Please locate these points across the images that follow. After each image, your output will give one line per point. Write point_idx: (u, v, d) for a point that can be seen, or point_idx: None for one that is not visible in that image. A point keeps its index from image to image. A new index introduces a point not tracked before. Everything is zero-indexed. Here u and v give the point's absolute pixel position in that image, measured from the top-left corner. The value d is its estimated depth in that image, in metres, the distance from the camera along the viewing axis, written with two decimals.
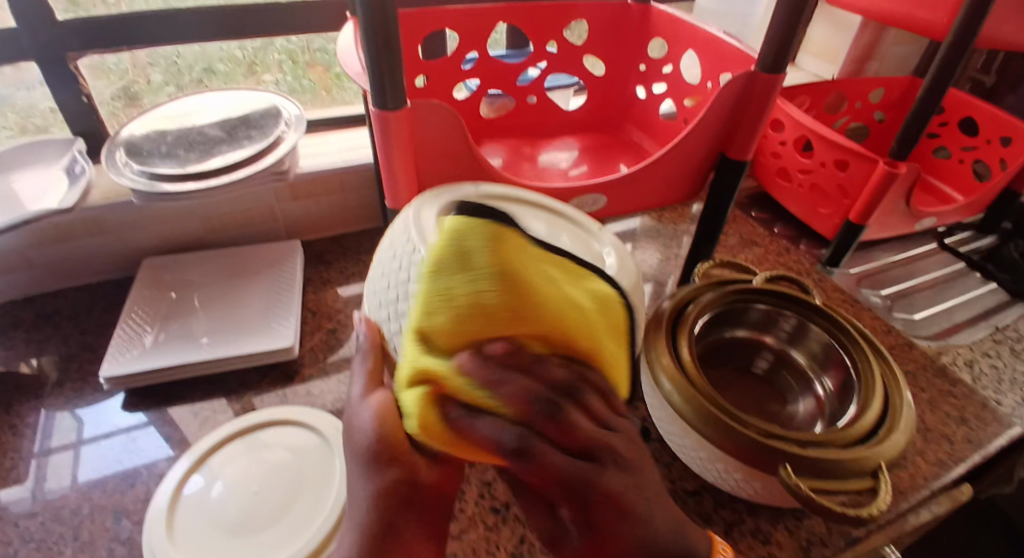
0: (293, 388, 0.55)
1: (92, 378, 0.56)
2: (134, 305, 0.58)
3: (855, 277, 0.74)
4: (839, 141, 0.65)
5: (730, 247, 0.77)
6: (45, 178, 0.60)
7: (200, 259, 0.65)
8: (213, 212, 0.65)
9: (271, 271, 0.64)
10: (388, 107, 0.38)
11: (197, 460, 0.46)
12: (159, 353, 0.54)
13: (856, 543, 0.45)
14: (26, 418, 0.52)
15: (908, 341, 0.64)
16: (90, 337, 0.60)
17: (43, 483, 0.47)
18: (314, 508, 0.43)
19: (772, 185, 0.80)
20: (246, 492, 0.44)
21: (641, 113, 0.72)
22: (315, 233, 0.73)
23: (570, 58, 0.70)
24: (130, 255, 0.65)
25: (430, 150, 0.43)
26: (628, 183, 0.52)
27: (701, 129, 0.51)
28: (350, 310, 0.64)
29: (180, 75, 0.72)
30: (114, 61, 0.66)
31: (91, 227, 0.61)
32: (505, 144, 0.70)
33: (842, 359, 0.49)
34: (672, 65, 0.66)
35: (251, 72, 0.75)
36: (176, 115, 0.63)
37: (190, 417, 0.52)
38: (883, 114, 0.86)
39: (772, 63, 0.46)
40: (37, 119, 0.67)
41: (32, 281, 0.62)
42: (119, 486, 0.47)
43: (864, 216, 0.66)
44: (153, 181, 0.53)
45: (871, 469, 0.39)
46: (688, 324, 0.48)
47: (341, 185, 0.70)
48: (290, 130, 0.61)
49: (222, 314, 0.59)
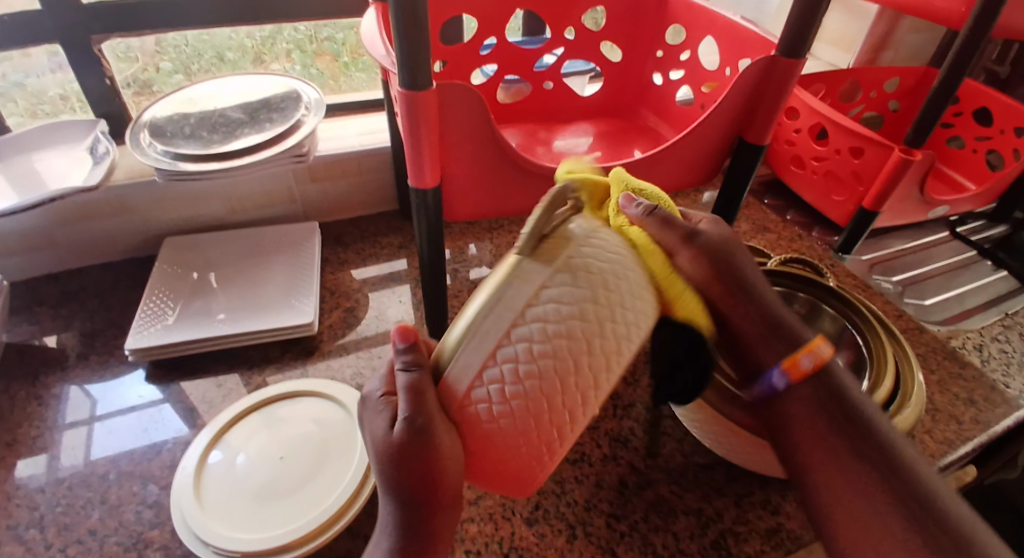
0: (313, 363, 0.56)
1: (116, 351, 0.57)
2: (155, 282, 0.60)
3: (866, 263, 0.75)
4: (854, 127, 0.65)
5: (742, 233, 0.77)
6: (70, 157, 0.61)
7: (218, 239, 0.66)
8: (231, 194, 0.66)
9: (287, 252, 0.65)
10: (415, 87, 0.39)
11: (219, 432, 0.47)
12: (182, 328, 0.55)
13: None
14: (53, 389, 0.54)
15: (918, 325, 0.65)
16: (112, 314, 0.61)
17: (56, 464, 0.48)
18: (337, 473, 0.44)
19: (784, 173, 0.81)
20: (270, 459, 0.46)
21: (656, 99, 0.72)
22: (331, 216, 0.74)
23: (586, 44, 0.70)
24: (152, 234, 0.66)
25: (454, 131, 0.44)
26: (645, 166, 0.52)
27: (720, 113, 0.51)
28: (366, 291, 0.65)
29: (189, 63, 0.72)
30: (124, 48, 0.67)
31: (114, 205, 0.62)
32: (520, 129, 0.70)
33: (854, 340, 0.49)
34: (688, 51, 0.66)
35: (261, 60, 0.76)
36: (198, 98, 0.64)
37: (214, 389, 0.53)
38: (897, 103, 0.86)
39: (791, 47, 0.47)
40: (48, 105, 0.68)
41: (56, 259, 0.64)
42: (145, 454, 0.48)
43: (878, 202, 0.66)
44: (175, 161, 0.55)
45: None
46: None
47: (357, 168, 0.70)
48: (310, 113, 0.61)
49: (241, 292, 0.60)
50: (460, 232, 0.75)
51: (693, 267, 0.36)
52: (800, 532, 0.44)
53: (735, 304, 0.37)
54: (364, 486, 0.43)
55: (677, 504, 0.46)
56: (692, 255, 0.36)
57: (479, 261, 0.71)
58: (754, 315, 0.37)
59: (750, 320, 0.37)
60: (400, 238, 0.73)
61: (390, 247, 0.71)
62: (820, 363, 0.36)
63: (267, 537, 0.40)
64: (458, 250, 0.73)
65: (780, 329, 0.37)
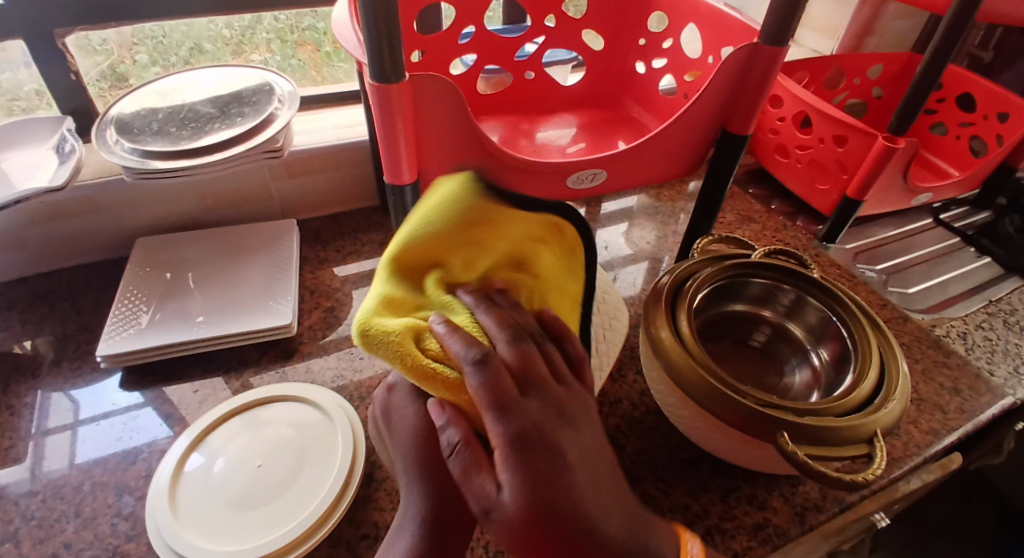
0: (292, 365, 0.55)
1: (90, 357, 0.56)
2: (128, 284, 0.58)
3: (852, 252, 0.74)
4: (838, 116, 0.65)
5: (727, 224, 0.77)
6: (35, 156, 0.59)
7: (193, 238, 0.64)
8: (206, 192, 0.64)
9: (265, 250, 0.64)
10: (386, 79, 0.37)
11: (197, 438, 0.46)
12: (157, 332, 0.53)
13: (848, 509, 0.47)
14: (24, 397, 0.52)
15: (902, 314, 0.65)
16: (85, 318, 0.59)
17: (41, 465, 0.47)
18: (317, 480, 0.43)
19: (769, 161, 0.80)
20: (248, 467, 0.44)
21: (640, 88, 0.71)
22: (311, 213, 0.72)
23: (568, 32, 0.68)
24: (124, 235, 0.64)
25: (430, 125, 0.43)
26: (629, 157, 0.51)
27: (703, 102, 0.50)
28: (347, 289, 0.63)
29: (166, 54, 0.70)
30: (99, 41, 0.65)
31: (84, 206, 0.60)
32: (502, 121, 0.69)
33: (839, 331, 0.49)
34: (672, 39, 0.65)
35: (240, 51, 0.74)
36: (168, 93, 0.62)
37: (190, 394, 0.52)
38: (881, 90, 0.86)
39: (774, 34, 0.46)
40: (25, 100, 0.66)
41: (25, 262, 0.62)
42: (120, 464, 0.47)
43: (862, 191, 0.66)
44: (144, 159, 0.53)
45: (866, 437, 0.40)
46: (687, 298, 0.49)
47: (336, 163, 0.69)
48: (284, 107, 0.59)
49: (219, 293, 0.58)
50: None
51: (509, 519, 0.27)
52: (786, 526, 0.44)
53: (528, 527, 0.27)
54: (346, 492, 0.42)
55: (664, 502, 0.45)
56: (508, 379, 0.29)
57: None
58: (550, 544, 0.27)
59: (524, 548, 0.28)
60: (382, 234, 0.71)
61: (372, 244, 0.70)
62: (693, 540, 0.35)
63: (246, 549, 0.39)
64: None
65: (589, 538, 0.28)
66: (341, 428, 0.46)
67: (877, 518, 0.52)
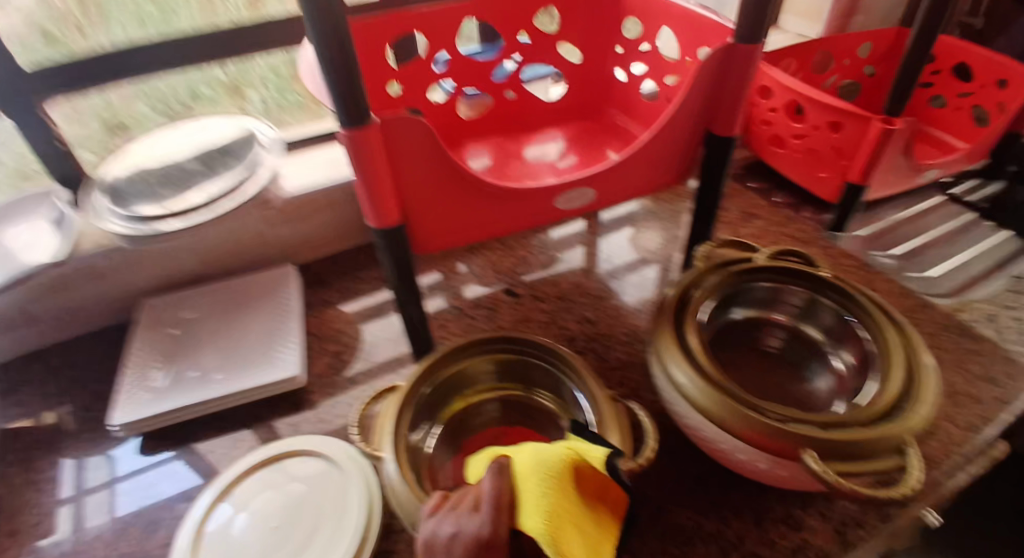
0: (303, 415, 0.54)
1: (105, 425, 0.56)
2: (138, 347, 0.58)
3: (865, 239, 0.72)
4: (831, 102, 0.63)
5: (732, 222, 0.75)
6: (31, 230, 0.59)
7: (197, 295, 0.64)
8: (203, 248, 0.64)
9: (269, 299, 0.64)
10: (354, 126, 0.36)
11: (218, 494, 0.46)
12: (168, 393, 0.53)
13: (893, 518, 0.45)
14: (42, 472, 0.52)
15: (924, 302, 0.62)
16: (98, 386, 0.59)
17: (82, 525, 0.48)
18: (334, 537, 0.42)
19: (767, 155, 0.78)
20: (264, 529, 0.44)
21: (622, 95, 0.70)
22: (309, 256, 0.72)
23: (544, 47, 0.67)
24: (129, 298, 0.64)
25: (406, 166, 0.42)
26: (614, 172, 0.50)
27: (687, 106, 0.49)
28: (352, 328, 0.63)
29: (168, 104, 0.72)
30: (92, 100, 0.66)
31: (86, 275, 0.60)
32: (489, 144, 0.68)
33: (859, 333, 0.47)
34: (648, 43, 0.63)
35: (236, 91, 0.74)
36: (157, 153, 0.62)
37: (204, 454, 0.52)
38: (872, 68, 0.83)
39: (748, 33, 0.44)
40: (36, 163, 0.66)
41: (34, 334, 0.62)
42: (142, 533, 0.47)
43: (866, 176, 0.64)
44: (136, 223, 0.53)
45: (896, 445, 0.38)
46: (694, 311, 0.47)
47: (329, 204, 0.68)
48: (266, 156, 0.60)
49: (227, 346, 0.58)
50: (444, 256, 0.73)
51: None
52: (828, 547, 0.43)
53: None
54: (365, 547, 0.41)
55: (695, 528, 0.44)
56: None
57: (466, 282, 0.69)
58: None
59: None
60: (383, 269, 0.71)
61: (373, 280, 0.69)
62: None
63: None
64: (445, 273, 0.71)
65: None
66: (354, 480, 0.45)
67: (928, 519, 0.47)
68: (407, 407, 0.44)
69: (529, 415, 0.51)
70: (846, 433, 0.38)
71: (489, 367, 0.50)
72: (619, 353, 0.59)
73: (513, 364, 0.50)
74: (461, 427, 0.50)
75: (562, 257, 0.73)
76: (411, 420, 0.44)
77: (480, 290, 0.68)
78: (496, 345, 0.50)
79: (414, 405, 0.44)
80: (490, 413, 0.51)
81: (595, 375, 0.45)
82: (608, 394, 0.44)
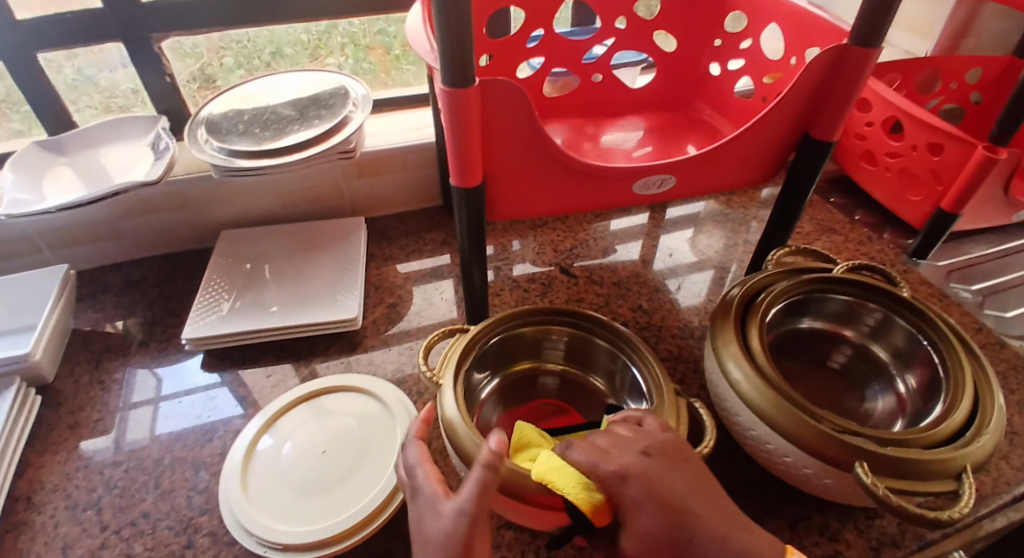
0: (356, 357, 0.56)
1: (174, 339, 0.60)
2: (211, 274, 0.62)
3: (944, 269, 0.68)
4: (935, 121, 0.60)
5: (804, 234, 0.73)
6: (133, 152, 0.64)
7: (271, 234, 0.68)
8: (282, 190, 0.68)
9: (336, 246, 0.66)
10: (457, 85, 0.38)
11: (269, 420, 0.48)
12: (235, 317, 0.57)
13: (928, 546, 0.43)
14: (114, 374, 0.56)
15: (999, 340, 0.60)
16: (171, 303, 0.63)
17: (128, 434, 0.51)
18: (375, 472, 0.45)
19: (854, 169, 0.75)
20: (313, 453, 0.46)
21: (713, 90, 0.69)
22: (376, 212, 0.74)
23: (638, 34, 0.67)
24: (208, 228, 0.69)
25: (498, 130, 0.43)
26: (700, 163, 0.50)
27: (786, 104, 0.48)
28: (409, 286, 0.65)
29: (251, 58, 0.75)
30: (190, 45, 0.70)
31: (175, 200, 0.65)
32: (567, 124, 0.69)
33: (930, 357, 0.45)
34: (749, 40, 0.62)
35: (316, 55, 0.77)
36: (252, 95, 0.65)
37: (262, 380, 0.55)
38: (980, 95, 0.79)
39: (865, 35, 0.42)
40: (121, 99, 0.72)
41: (121, 247, 0.67)
42: (198, 441, 0.50)
43: (959, 205, 0.61)
44: (230, 157, 0.56)
45: (955, 471, 0.36)
46: (759, 312, 0.46)
47: (403, 163, 0.70)
48: (357, 110, 0.62)
49: (292, 284, 0.61)
50: (504, 229, 0.75)
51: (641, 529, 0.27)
52: None
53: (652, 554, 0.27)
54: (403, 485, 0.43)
55: None
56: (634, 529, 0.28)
57: (521, 258, 0.70)
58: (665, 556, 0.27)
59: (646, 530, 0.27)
60: (444, 233, 0.72)
61: (433, 243, 0.71)
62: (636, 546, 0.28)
63: (306, 532, 0.40)
64: (501, 247, 0.72)
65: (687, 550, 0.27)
66: (400, 421, 0.47)
67: (957, 556, 0.47)
68: (469, 354, 0.44)
69: (581, 393, 0.51)
70: (900, 449, 0.37)
71: (560, 339, 0.50)
72: (669, 345, 0.59)
73: (579, 340, 0.50)
74: (520, 387, 0.52)
75: (621, 246, 0.72)
76: (472, 364, 0.45)
77: (533, 268, 0.68)
78: (564, 318, 0.50)
79: (478, 351, 0.45)
80: (548, 382, 0.52)
81: (656, 358, 0.45)
82: (671, 387, 0.42)
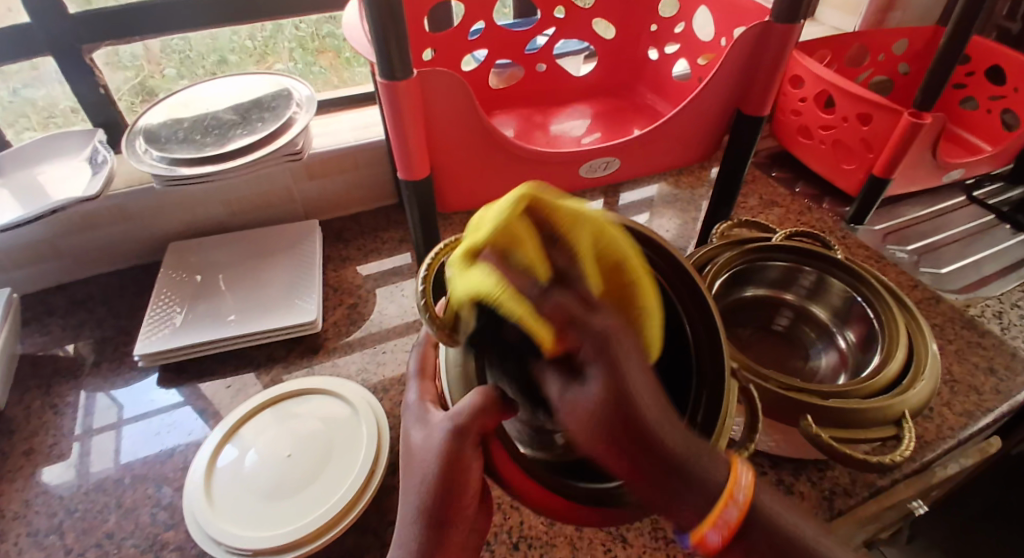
0: (318, 361, 0.56)
1: (128, 357, 0.58)
2: (161, 288, 0.60)
3: (881, 233, 0.72)
4: (862, 93, 0.63)
5: (750, 208, 0.76)
6: (69, 168, 0.62)
7: (224, 242, 0.66)
8: (231, 197, 0.66)
9: (291, 251, 0.65)
10: (394, 78, 0.38)
11: (230, 430, 0.48)
12: (189, 329, 0.56)
13: (878, 493, 0.46)
14: (66, 397, 0.55)
15: (935, 294, 0.63)
16: (122, 321, 0.62)
17: (84, 457, 0.50)
18: (343, 470, 0.45)
19: (792, 144, 0.78)
20: (278, 458, 0.46)
21: (653, 74, 0.71)
22: (331, 214, 0.74)
23: (577, 22, 0.68)
24: (156, 241, 0.67)
25: (441, 121, 0.43)
26: (642, 145, 0.51)
27: (717, 83, 0.50)
28: (369, 286, 0.65)
29: (194, 67, 0.72)
30: (129, 56, 0.67)
31: (119, 215, 0.63)
32: (516, 115, 0.69)
33: (866, 312, 0.48)
34: (684, 23, 0.65)
35: (263, 61, 0.76)
36: (191, 102, 0.64)
37: (222, 390, 0.54)
38: (907, 66, 0.83)
39: (786, 12, 0.45)
40: (59, 118, 0.69)
41: (64, 268, 0.65)
42: (158, 458, 0.49)
43: (890, 169, 0.64)
44: (172, 166, 0.55)
45: (894, 418, 0.39)
46: (705, 284, 0.48)
47: (354, 164, 0.70)
48: (301, 111, 0.61)
49: (248, 291, 0.61)
50: (462, 222, 0.75)
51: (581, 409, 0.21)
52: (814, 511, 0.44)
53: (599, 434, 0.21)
54: (372, 479, 0.43)
55: None
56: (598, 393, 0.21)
57: None
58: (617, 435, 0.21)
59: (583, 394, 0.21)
60: (402, 230, 0.72)
61: (391, 241, 0.71)
62: (745, 511, 0.22)
63: (276, 535, 0.40)
64: None
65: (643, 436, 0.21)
66: (365, 417, 0.47)
67: (913, 505, 0.52)
68: None
69: None
70: (842, 401, 0.39)
71: None
72: None
73: None
74: None
75: None
76: None
77: None
78: None
79: None
80: None
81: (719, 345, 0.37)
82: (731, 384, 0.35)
